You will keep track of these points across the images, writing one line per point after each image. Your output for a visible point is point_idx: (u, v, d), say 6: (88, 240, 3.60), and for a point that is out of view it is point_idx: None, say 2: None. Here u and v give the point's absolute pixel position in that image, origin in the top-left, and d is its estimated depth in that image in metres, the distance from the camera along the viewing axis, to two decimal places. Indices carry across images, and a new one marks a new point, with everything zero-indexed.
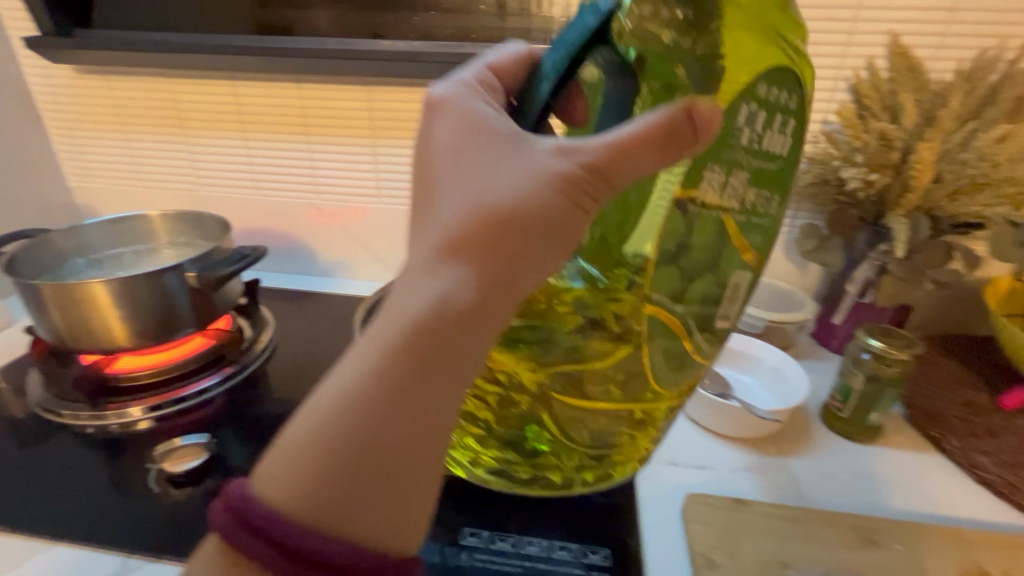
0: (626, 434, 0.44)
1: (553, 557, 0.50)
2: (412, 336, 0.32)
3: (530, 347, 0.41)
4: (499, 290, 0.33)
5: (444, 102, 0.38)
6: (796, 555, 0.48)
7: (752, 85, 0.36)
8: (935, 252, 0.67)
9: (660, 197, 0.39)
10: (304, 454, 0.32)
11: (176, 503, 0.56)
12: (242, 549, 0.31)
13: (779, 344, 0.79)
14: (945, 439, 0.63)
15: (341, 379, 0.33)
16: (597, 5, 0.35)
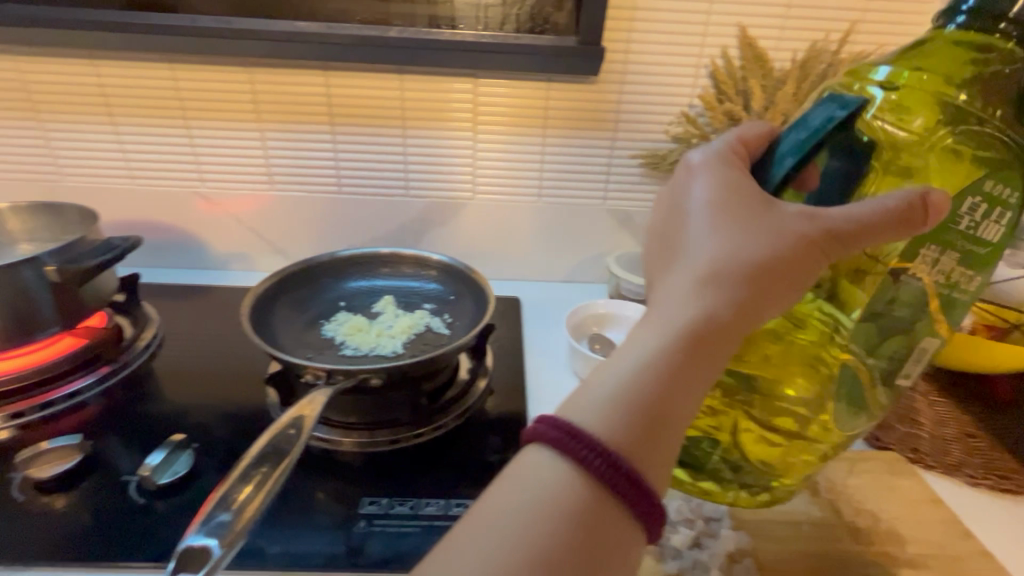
0: (792, 469, 0.47)
1: (450, 514, 0.53)
2: (694, 338, 0.38)
3: (762, 381, 0.44)
4: (747, 315, 0.38)
5: (697, 169, 0.43)
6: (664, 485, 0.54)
7: (978, 180, 0.40)
8: None
9: (877, 264, 0.42)
10: (602, 411, 0.37)
11: (47, 510, 0.53)
12: (552, 451, 0.36)
13: None
14: None
15: (632, 361, 0.38)
16: (845, 100, 0.39)
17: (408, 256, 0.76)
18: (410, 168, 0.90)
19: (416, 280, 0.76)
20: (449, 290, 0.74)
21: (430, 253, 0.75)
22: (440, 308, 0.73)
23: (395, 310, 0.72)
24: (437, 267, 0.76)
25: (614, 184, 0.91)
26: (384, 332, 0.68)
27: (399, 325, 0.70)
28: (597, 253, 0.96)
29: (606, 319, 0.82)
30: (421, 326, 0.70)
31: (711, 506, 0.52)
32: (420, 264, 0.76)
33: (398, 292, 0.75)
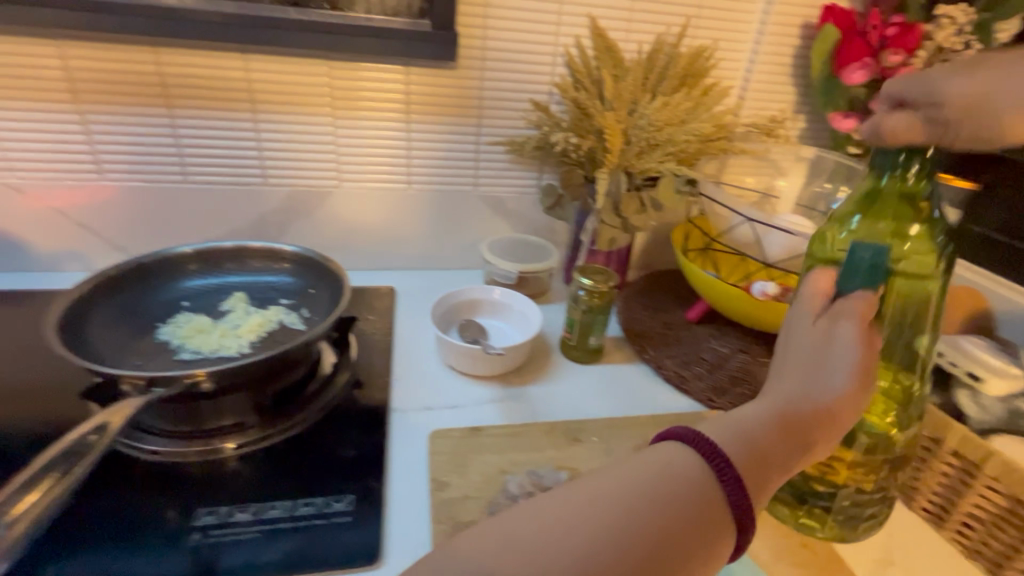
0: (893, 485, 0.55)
1: (296, 514, 0.51)
2: (795, 422, 0.39)
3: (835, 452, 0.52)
4: (839, 409, 0.40)
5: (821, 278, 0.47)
6: (515, 461, 0.57)
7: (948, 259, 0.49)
8: (632, 203, 0.81)
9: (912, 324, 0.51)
10: (723, 465, 0.36)
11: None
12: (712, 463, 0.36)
13: (535, 292, 0.91)
14: (645, 350, 0.79)
15: (754, 428, 0.38)
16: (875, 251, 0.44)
17: (256, 249, 0.72)
18: (267, 156, 0.84)
19: (269, 275, 0.72)
20: (304, 282, 0.71)
21: (280, 245, 0.72)
22: (295, 303, 0.70)
23: (245, 308, 0.68)
24: (290, 260, 0.72)
25: (483, 171, 0.92)
26: (228, 332, 0.64)
27: (248, 324, 0.66)
28: (473, 240, 0.97)
29: (478, 305, 0.82)
30: (273, 322, 0.67)
31: (552, 478, 0.53)
32: (271, 257, 0.72)
33: (249, 289, 0.71)
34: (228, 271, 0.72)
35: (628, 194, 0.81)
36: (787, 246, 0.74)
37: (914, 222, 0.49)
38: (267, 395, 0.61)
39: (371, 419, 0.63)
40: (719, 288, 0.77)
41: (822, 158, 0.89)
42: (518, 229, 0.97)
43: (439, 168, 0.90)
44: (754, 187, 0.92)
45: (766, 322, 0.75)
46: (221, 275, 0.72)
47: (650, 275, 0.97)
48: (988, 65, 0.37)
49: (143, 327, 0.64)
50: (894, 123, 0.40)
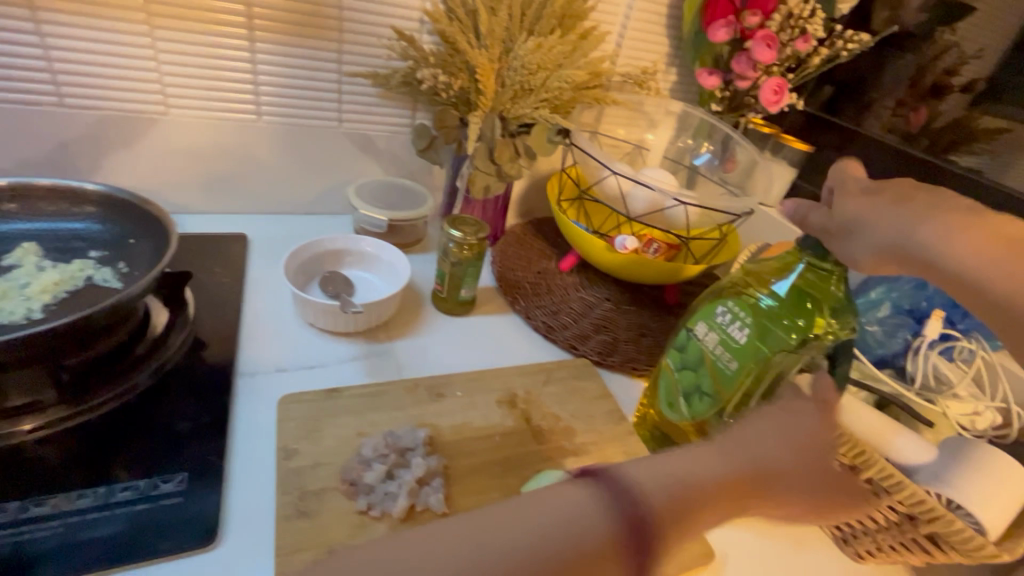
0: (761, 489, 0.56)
1: (111, 502, 0.45)
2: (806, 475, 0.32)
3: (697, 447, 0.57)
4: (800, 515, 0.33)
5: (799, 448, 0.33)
6: (373, 423, 0.55)
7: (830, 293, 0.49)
8: (507, 150, 0.79)
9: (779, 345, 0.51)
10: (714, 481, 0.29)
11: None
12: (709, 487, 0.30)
13: (408, 241, 0.87)
14: (516, 302, 0.80)
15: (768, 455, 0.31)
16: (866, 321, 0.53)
17: (51, 190, 0.59)
18: (59, 68, 0.67)
19: (72, 221, 0.60)
20: (121, 231, 0.60)
21: (85, 185, 0.59)
22: (107, 254, 0.59)
23: (36, 262, 0.56)
24: (101, 204, 0.60)
25: (347, 105, 0.82)
26: (11, 291, 0.52)
27: (41, 281, 0.54)
28: (339, 182, 0.89)
29: (342, 255, 0.76)
30: (76, 278, 0.56)
31: (409, 438, 0.52)
32: (72, 200, 0.59)
33: (43, 238, 0.58)
34: (12, 215, 0.58)
35: (504, 139, 0.78)
36: (649, 202, 0.77)
37: (807, 282, 0.50)
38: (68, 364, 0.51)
39: (211, 385, 0.57)
40: (588, 241, 0.79)
41: (688, 113, 0.93)
42: (390, 172, 0.90)
43: (294, 97, 0.79)
44: (626, 138, 0.94)
45: (629, 274, 0.79)
46: (0, 221, 0.58)
47: (528, 222, 0.97)
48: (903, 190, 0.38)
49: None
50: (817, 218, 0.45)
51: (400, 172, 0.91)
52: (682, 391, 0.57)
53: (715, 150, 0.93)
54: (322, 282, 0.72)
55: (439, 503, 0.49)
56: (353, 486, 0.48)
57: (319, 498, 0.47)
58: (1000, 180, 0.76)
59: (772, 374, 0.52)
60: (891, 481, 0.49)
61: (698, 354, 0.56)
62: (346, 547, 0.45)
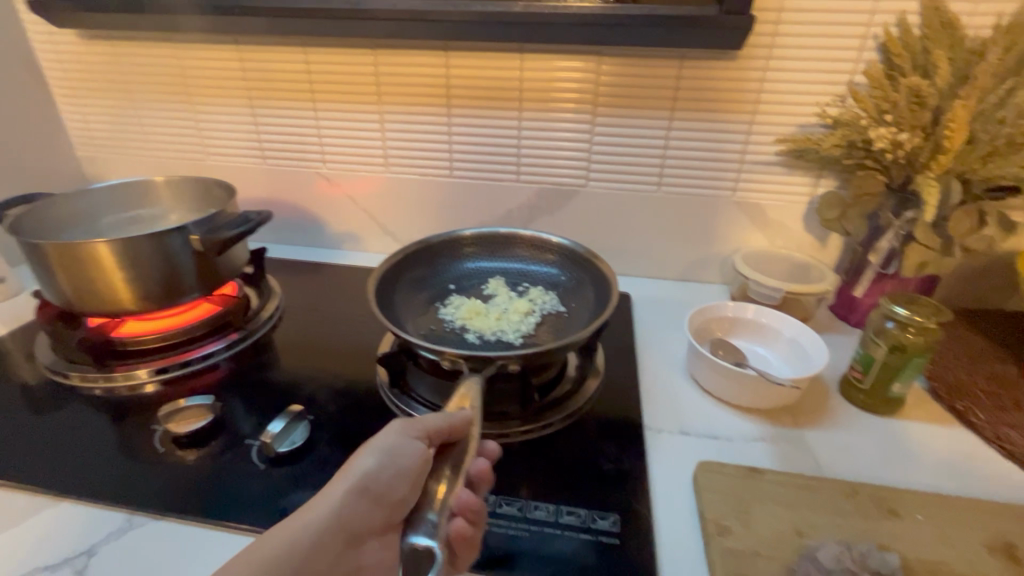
0: None
1: (560, 522, 0.48)
2: None
3: None
4: None
5: None
6: (811, 523, 0.46)
7: None
8: (966, 218, 0.63)
9: None
10: None
11: (160, 465, 0.55)
12: None
13: (798, 317, 0.77)
14: (971, 412, 0.60)
15: None
16: None
17: (521, 238, 0.77)
18: (524, 152, 0.86)
19: (528, 263, 0.78)
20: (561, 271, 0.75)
21: (546, 236, 0.76)
22: (549, 291, 0.74)
23: (508, 293, 0.73)
24: (553, 251, 0.77)
25: (745, 174, 0.81)
26: (502, 315, 0.69)
27: (514, 307, 0.71)
28: (719, 250, 0.87)
29: (735, 324, 0.72)
30: (536, 308, 0.71)
31: (879, 560, 0.42)
32: (536, 246, 0.77)
33: (511, 276, 0.77)
34: (492, 257, 0.78)
35: (962, 206, 0.64)
36: None
37: None
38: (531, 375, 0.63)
39: (623, 432, 0.58)
40: None
41: None
42: (775, 243, 0.85)
43: (694, 168, 0.82)
44: None
45: None
46: (483, 261, 0.79)
47: (957, 311, 0.76)
48: None
49: (425, 308, 0.72)
50: None
51: (786, 243, 0.85)
52: None
53: None
54: (714, 350, 0.68)
55: None
56: None
57: None
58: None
59: None
60: None
61: None
62: None
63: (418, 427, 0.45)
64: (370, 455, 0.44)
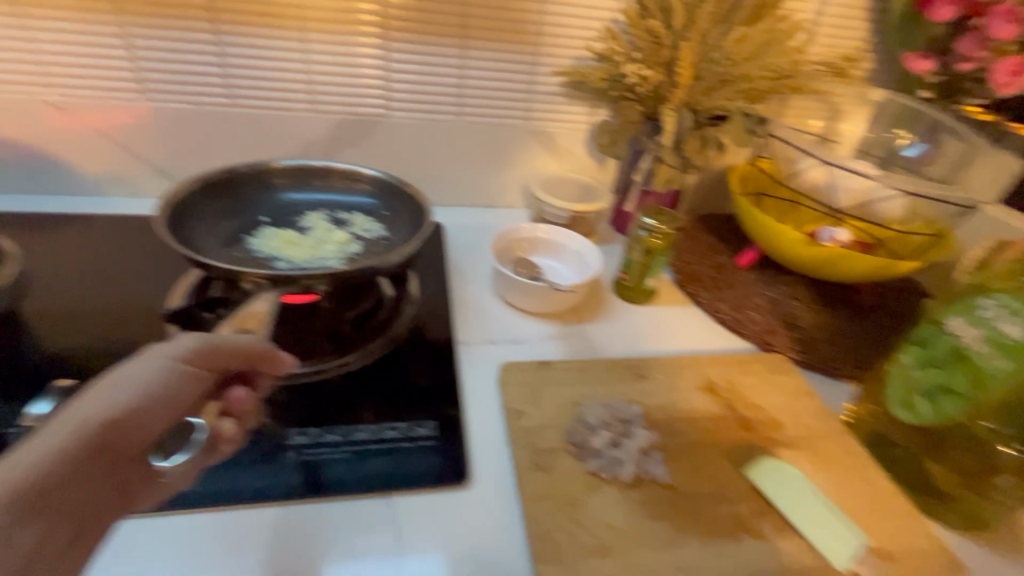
0: (827, 261, 0.73)
1: (381, 438, 0.53)
2: None
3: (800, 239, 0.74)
4: None
5: None
6: (586, 394, 0.58)
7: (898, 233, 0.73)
8: (695, 142, 0.80)
9: (866, 232, 0.74)
10: None
11: None
12: None
13: (584, 232, 0.90)
14: (698, 294, 0.79)
15: None
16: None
17: (336, 169, 0.73)
18: (315, 79, 0.80)
19: (346, 194, 0.74)
20: (380, 202, 0.73)
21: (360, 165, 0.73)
22: (373, 220, 0.72)
23: (328, 224, 0.70)
24: (369, 181, 0.73)
25: (535, 103, 0.88)
26: (318, 245, 0.67)
27: (332, 239, 0.68)
28: (519, 176, 0.95)
29: (533, 244, 0.81)
30: (354, 239, 0.69)
31: (627, 410, 0.55)
32: (351, 176, 0.73)
33: (331, 208, 0.73)
34: (311, 189, 0.73)
35: (693, 131, 0.79)
36: (853, 191, 0.73)
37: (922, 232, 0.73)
38: (325, 297, 0.65)
39: (439, 350, 0.64)
40: (787, 235, 0.75)
41: (891, 100, 0.86)
42: (565, 167, 0.95)
43: (489, 98, 0.86)
44: (814, 130, 0.90)
45: (826, 269, 0.74)
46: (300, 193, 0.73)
47: (697, 217, 0.96)
48: None
49: (229, 238, 0.67)
50: None
51: (574, 167, 0.95)
52: (920, 388, 0.51)
53: (924, 139, 0.86)
54: (516, 267, 0.77)
55: (663, 474, 0.50)
56: (580, 448, 0.52)
57: (551, 455, 0.51)
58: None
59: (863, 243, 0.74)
60: None
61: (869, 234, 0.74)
62: (584, 501, 0.47)
63: (199, 349, 0.42)
64: (121, 383, 0.39)
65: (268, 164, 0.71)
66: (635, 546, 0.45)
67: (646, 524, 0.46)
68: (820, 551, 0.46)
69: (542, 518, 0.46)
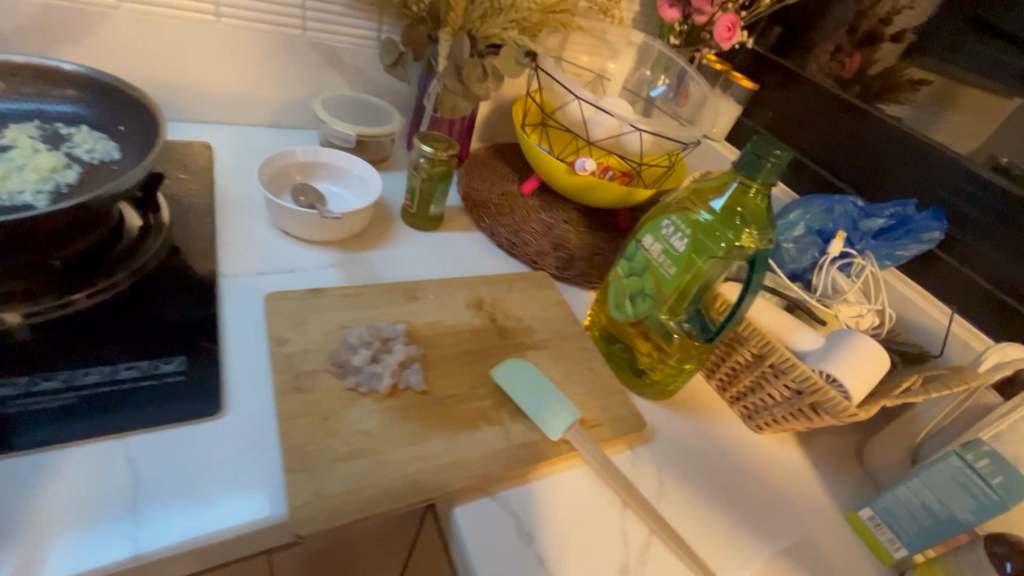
0: (583, 186, 0.83)
1: (115, 379, 0.49)
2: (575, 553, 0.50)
3: (562, 167, 0.82)
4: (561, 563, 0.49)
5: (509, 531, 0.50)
6: (355, 317, 0.60)
7: (641, 158, 0.87)
8: (475, 69, 0.80)
9: (617, 160, 0.86)
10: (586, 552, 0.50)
11: None
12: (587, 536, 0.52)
13: (375, 158, 0.88)
14: (481, 219, 0.86)
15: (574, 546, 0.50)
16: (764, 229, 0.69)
17: (26, 69, 0.59)
18: None
19: (44, 103, 0.61)
20: (99, 113, 0.62)
21: (59, 63, 0.60)
22: (98, 137, 0.61)
23: (28, 144, 0.57)
24: (79, 87, 0.62)
25: (311, 12, 0.80)
26: (11, 174, 0.54)
27: (35, 163, 0.56)
28: (303, 95, 0.88)
29: (313, 168, 0.77)
30: (67, 164, 0.58)
31: (390, 329, 0.59)
32: (49, 78, 0.60)
33: (27, 122, 0.59)
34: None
35: (472, 59, 0.79)
36: (607, 127, 0.83)
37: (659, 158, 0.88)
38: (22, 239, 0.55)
39: (195, 282, 0.60)
40: (550, 163, 0.83)
41: (649, 45, 0.97)
42: (353, 87, 0.90)
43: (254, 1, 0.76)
44: (589, 67, 0.99)
45: (584, 196, 0.85)
46: None
47: (492, 147, 1.00)
48: (860, 368, 0.57)
49: None
50: (827, 358, 0.59)
51: (364, 88, 0.91)
52: (629, 293, 0.64)
53: (672, 81, 0.99)
54: (294, 194, 0.74)
55: (419, 382, 0.56)
56: (342, 367, 0.55)
57: (311, 377, 0.53)
58: (938, 135, 0.82)
59: (615, 165, 0.87)
60: (786, 364, 0.61)
61: (619, 160, 0.86)
62: (340, 414, 0.51)
63: None
64: None
65: None
66: (385, 446, 0.50)
67: (397, 427, 0.52)
68: (542, 429, 0.56)
69: (295, 435, 0.48)
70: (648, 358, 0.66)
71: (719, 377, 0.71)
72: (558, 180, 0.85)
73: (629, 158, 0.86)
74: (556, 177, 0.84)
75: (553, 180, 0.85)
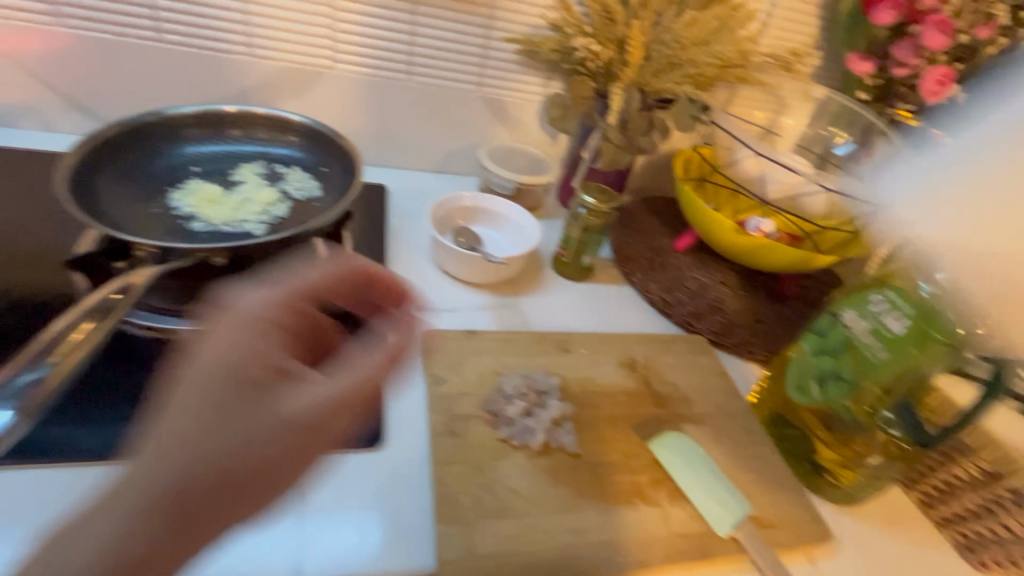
0: (750, 248, 0.75)
1: None
2: None
3: (728, 225, 0.76)
4: None
5: None
6: (508, 365, 0.59)
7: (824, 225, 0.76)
8: (641, 122, 0.80)
9: (794, 223, 0.78)
10: None
11: None
12: None
13: (530, 205, 0.90)
14: (632, 273, 0.83)
15: None
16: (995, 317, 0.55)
17: (262, 117, 0.70)
18: (254, 24, 0.76)
19: (272, 144, 0.71)
20: (309, 155, 0.70)
21: (287, 113, 0.69)
22: (307, 177, 0.69)
23: (255, 180, 0.67)
24: (298, 133, 0.70)
25: (489, 69, 0.86)
26: (241, 205, 0.64)
27: (258, 198, 0.65)
28: (469, 144, 0.93)
29: (475, 213, 0.80)
30: (281, 199, 0.66)
31: (544, 382, 0.57)
32: (277, 126, 0.70)
33: (257, 160, 0.69)
34: (236, 137, 0.70)
35: (641, 111, 0.79)
36: (785, 184, 0.76)
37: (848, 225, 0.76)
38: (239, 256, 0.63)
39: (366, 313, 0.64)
40: (713, 220, 0.77)
41: (832, 99, 0.89)
42: (515, 138, 0.94)
43: (441, 60, 0.84)
44: (759, 122, 0.93)
45: (752, 258, 0.77)
46: (224, 142, 0.69)
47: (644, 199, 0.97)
48: None
49: (147, 192, 0.63)
50: None
51: (525, 139, 0.94)
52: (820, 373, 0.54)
53: (856, 139, 0.88)
54: (456, 235, 0.77)
55: (571, 444, 0.52)
56: (495, 417, 0.53)
57: (465, 422, 0.52)
58: None
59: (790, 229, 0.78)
60: None
61: (797, 224, 0.77)
62: (492, 467, 0.49)
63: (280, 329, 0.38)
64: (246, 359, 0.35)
65: (180, 114, 0.66)
66: (537, 510, 0.47)
67: (549, 490, 0.49)
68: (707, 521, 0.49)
69: (449, 482, 0.47)
70: (834, 458, 0.56)
71: (925, 492, 0.57)
72: (721, 240, 0.78)
73: (811, 222, 0.77)
74: (717, 236, 0.77)
75: (714, 238, 0.78)
